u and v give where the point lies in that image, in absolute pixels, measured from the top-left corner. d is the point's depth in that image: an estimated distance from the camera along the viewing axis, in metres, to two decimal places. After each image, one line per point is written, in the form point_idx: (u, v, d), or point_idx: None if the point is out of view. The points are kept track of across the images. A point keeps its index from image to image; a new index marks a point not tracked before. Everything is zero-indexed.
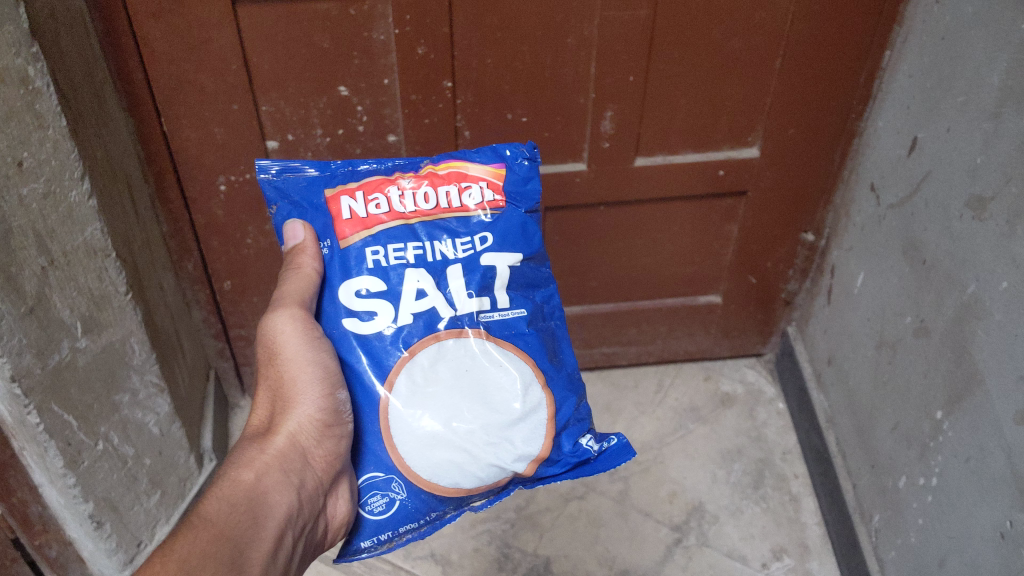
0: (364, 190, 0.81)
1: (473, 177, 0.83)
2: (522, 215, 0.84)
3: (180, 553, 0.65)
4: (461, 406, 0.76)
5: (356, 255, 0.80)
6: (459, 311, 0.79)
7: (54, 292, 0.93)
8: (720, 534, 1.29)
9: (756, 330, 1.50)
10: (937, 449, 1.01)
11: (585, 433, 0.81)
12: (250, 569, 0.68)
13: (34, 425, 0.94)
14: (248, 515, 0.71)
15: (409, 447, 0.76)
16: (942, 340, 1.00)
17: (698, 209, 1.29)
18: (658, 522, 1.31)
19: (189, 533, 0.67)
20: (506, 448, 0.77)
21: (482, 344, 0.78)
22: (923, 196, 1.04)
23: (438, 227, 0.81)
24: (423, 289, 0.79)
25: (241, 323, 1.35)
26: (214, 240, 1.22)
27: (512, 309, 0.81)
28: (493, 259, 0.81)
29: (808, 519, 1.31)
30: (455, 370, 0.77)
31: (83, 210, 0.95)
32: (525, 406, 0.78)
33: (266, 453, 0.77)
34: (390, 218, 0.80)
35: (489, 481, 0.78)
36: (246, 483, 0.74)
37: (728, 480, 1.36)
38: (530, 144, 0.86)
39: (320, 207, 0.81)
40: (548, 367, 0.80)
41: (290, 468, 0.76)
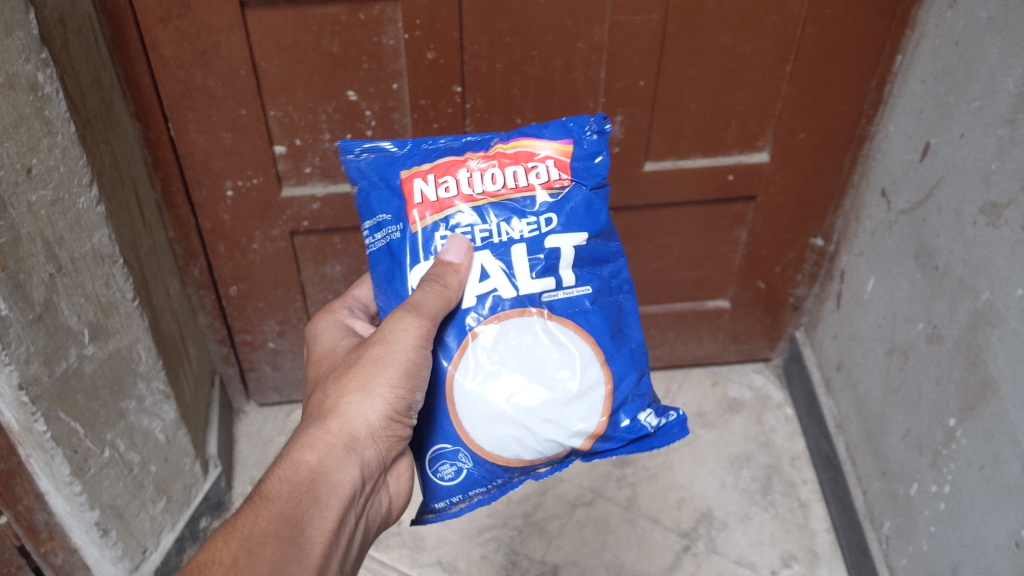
0: (436, 172, 0.80)
1: (540, 155, 0.81)
2: (587, 193, 0.81)
3: (244, 532, 0.69)
4: (520, 384, 0.76)
5: (427, 238, 0.79)
6: (521, 291, 0.78)
7: (62, 298, 0.92)
8: (728, 540, 1.28)
9: (764, 335, 1.49)
10: (950, 457, 1.01)
11: (644, 408, 0.81)
12: (311, 550, 0.70)
13: (40, 432, 0.94)
14: (309, 496, 0.72)
15: (472, 422, 0.77)
16: (955, 347, 0.99)
17: (706, 214, 1.28)
18: (666, 528, 1.30)
19: (251, 515, 0.70)
20: (563, 425, 0.77)
21: (544, 323, 0.78)
22: (935, 202, 1.03)
23: (505, 209, 0.79)
24: (486, 269, 0.79)
25: (246, 328, 1.34)
26: (221, 246, 1.21)
27: (576, 287, 0.80)
28: (557, 241, 0.79)
29: (817, 525, 1.30)
30: (517, 349, 0.77)
31: (91, 216, 0.94)
32: (582, 387, 0.77)
33: (330, 433, 0.75)
34: (460, 201, 0.79)
35: (549, 454, 0.78)
36: (308, 464, 0.74)
37: (736, 486, 1.36)
38: (602, 116, 0.83)
39: (395, 188, 0.81)
40: (608, 345, 0.79)
41: (351, 446, 0.75)
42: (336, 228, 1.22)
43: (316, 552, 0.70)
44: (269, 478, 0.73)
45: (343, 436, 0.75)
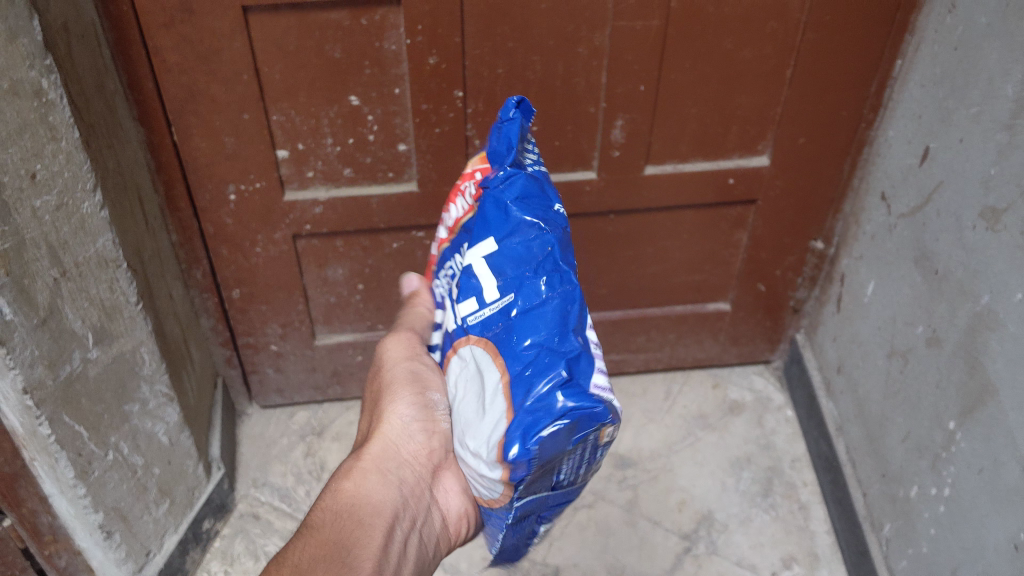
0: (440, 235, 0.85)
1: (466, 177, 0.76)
2: (492, 195, 0.70)
3: (301, 552, 0.68)
4: (467, 412, 0.69)
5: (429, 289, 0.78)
6: (466, 317, 0.71)
7: (66, 303, 0.92)
8: (729, 542, 1.29)
9: (764, 337, 1.50)
10: (949, 460, 1.01)
11: (547, 427, 0.59)
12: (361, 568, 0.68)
13: (45, 436, 0.94)
14: (351, 519, 0.73)
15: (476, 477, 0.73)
16: (955, 350, 1.00)
17: (706, 217, 1.29)
18: (667, 530, 1.30)
19: (303, 536, 0.70)
20: (477, 447, 0.66)
21: (472, 351, 0.70)
22: (935, 206, 1.04)
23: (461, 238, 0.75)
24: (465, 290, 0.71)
25: (249, 331, 1.35)
26: (223, 249, 1.22)
27: (495, 301, 0.68)
28: (472, 258, 0.71)
29: (817, 527, 1.30)
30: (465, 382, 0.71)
31: (95, 221, 0.94)
32: (490, 415, 0.65)
33: (363, 459, 0.79)
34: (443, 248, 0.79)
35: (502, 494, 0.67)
36: (346, 490, 0.76)
37: (737, 488, 1.36)
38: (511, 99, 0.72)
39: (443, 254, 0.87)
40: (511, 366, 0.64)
41: (386, 467, 0.79)
42: (339, 232, 1.22)
43: (371, 549, 0.70)
44: (315, 509, 0.73)
45: (379, 460, 0.79)
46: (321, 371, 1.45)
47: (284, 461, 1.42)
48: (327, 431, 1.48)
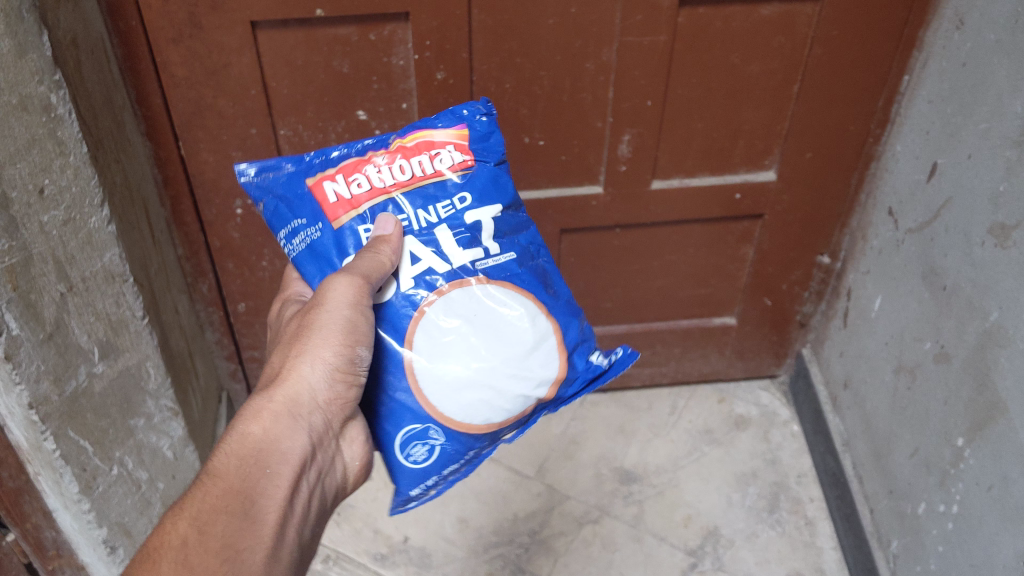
0: (343, 172, 0.79)
1: (440, 142, 0.81)
2: (492, 168, 0.82)
3: (190, 513, 0.65)
4: (478, 348, 0.76)
5: (347, 233, 0.77)
6: (454, 264, 0.77)
7: (72, 317, 0.92)
8: (735, 558, 1.28)
9: (770, 352, 1.49)
10: (958, 476, 1.01)
11: (592, 350, 0.83)
12: (264, 519, 0.66)
13: (50, 451, 0.94)
14: (259, 468, 0.68)
15: (438, 395, 0.76)
16: (963, 367, 1.00)
17: (714, 231, 1.29)
18: (673, 546, 1.30)
19: (198, 493, 0.66)
20: (527, 377, 0.77)
21: (484, 289, 0.77)
22: (943, 221, 1.04)
23: (419, 195, 0.79)
24: (415, 253, 0.77)
25: (254, 344, 1.34)
26: (229, 263, 1.21)
27: (502, 253, 0.79)
28: (476, 215, 0.79)
29: (823, 543, 1.30)
30: (463, 316, 0.76)
31: (102, 236, 0.94)
32: (536, 333, 0.78)
33: (275, 400, 0.71)
34: (374, 194, 0.78)
35: (517, 412, 0.78)
36: (255, 435, 0.70)
37: (743, 503, 1.36)
38: (484, 101, 0.84)
39: (304, 196, 0.79)
40: (548, 298, 0.80)
41: (298, 412, 0.71)
42: None
43: (268, 524, 0.67)
44: (215, 452, 0.69)
45: (290, 401, 0.71)
46: None
47: None
48: None
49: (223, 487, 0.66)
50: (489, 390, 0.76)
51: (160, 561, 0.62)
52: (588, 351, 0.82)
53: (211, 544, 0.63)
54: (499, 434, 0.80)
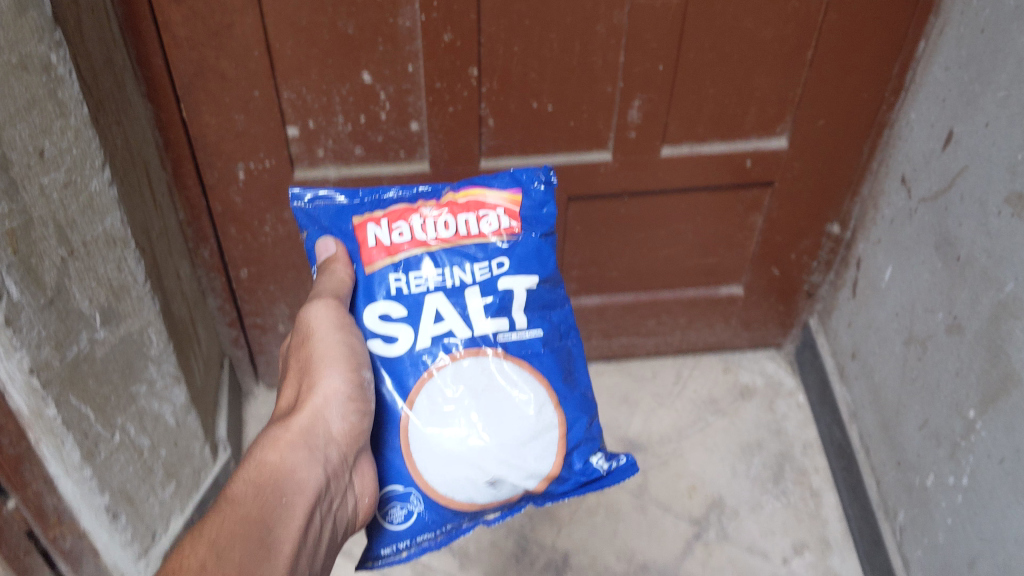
0: (389, 218, 0.83)
1: (491, 204, 0.84)
2: (537, 239, 0.84)
3: (207, 538, 0.66)
4: (478, 424, 0.79)
5: (379, 279, 0.81)
6: (476, 332, 0.81)
7: (73, 283, 0.90)
8: (740, 528, 1.28)
9: (776, 322, 1.48)
10: (968, 449, 1.00)
11: (595, 451, 0.84)
12: (280, 547, 0.69)
13: (51, 417, 0.93)
14: (275, 496, 0.71)
15: (427, 462, 0.79)
16: (976, 339, 0.98)
17: (722, 200, 1.27)
18: (677, 516, 1.30)
19: (217, 518, 0.68)
20: (519, 467, 0.80)
21: (499, 362, 0.81)
22: (958, 191, 1.02)
23: (457, 253, 0.82)
24: (441, 312, 0.81)
25: (256, 311, 1.33)
26: (232, 228, 1.20)
27: (529, 330, 0.83)
28: (509, 284, 0.82)
29: (829, 514, 1.30)
30: (468, 388, 0.80)
31: (103, 199, 0.92)
32: (537, 422, 0.81)
33: (290, 431, 0.76)
34: (412, 246, 0.82)
35: (502, 498, 0.81)
36: (272, 464, 0.74)
37: (748, 473, 1.35)
38: (545, 167, 0.86)
39: (348, 232, 0.84)
40: (562, 388, 0.83)
41: (313, 443, 0.76)
42: None
43: (284, 553, 0.69)
44: (233, 481, 0.72)
45: (305, 432, 0.76)
46: None
47: None
48: None
49: (240, 514, 0.69)
50: (478, 468, 0.79)
51: None
52: (590, 452, 0.84)
53: (230, 568, 0.64)
54: (480, 515, 0.83)
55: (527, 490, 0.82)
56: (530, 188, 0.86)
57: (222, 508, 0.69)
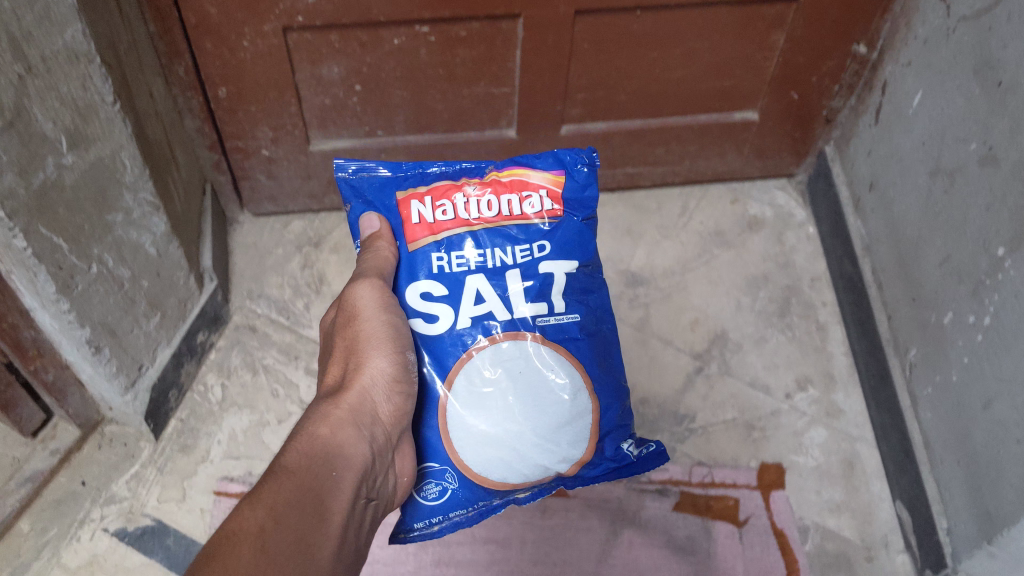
0: (432, 195, 0.84)
1: (534, 185, 0.85)
2: (579, 223, 0.85)
3: (265, 502, 0.63)
4: (515, 406, 0.80)
5: (421, 257, 0.83)
6: (515, 314, 0.82)
7: (34, 104, 0.82)
8: (743, 363, 1.26)
9: (790, 150, 1.41)
10: (993, 287, 0.95)
11: (627, 438, 0.84)
12: (332, 521, 0.67)
13: (21, 249, 0.86)
14: (326, 468, 0.70)
15: (463, 442, 0.80)
16: (1013, 172, 0.92)
17: (743, 17, 1.17)
18: (679, 350, 1.27)
19: (273, 482, 0.66)
20: (552, 450, 0.80)
21: (537, 346, 0.81)
22: (1007, 8, 0.93)
23: (498, 235, 0.83)
24: (482, 294, 0.82)
25: (238, 134, 1.25)
26: (207, 44, 1.10)
27: (568, 314, 0.83)
28: (550, 267, 0.83)
29: (835, 348, 1.27)
30: (506, 370, 0.80)
31: (61, 9, 0.83)
32: (572, 407, 0.81)
33: (340, 407, 0.76)
34: (454, 224, 0.83)
35: (536, 479, 0.81)
36: (322, 437, 0.73)
37: (753, 307, 1.31)
38: (589, 150, 0.86)
39: (392, 208, 0.85)
40: (597, 374, 0.82)
41: (361, 422, 0.76)
42: (335, 24, 1.10)
43: (336, 528, 0.67)
44: (285, 451, 0.70)
45: (353, 410, 0.76)
46: (316, 180, 1.37)
47: (280, 272, 1.39)
48: (324, 242, 1.43)
49: (295, 482, 0.67)
50: (513, 452, 0.79)
51: (240, 542, 0.59)
52: (621, 440, 0.83)
53: (287, 536, 0.62)
54: (513, 494, 0.82)
55: (560, 474, 0.82)
56: (571, 170, 0.86)
57: (278, 473, 0.67)
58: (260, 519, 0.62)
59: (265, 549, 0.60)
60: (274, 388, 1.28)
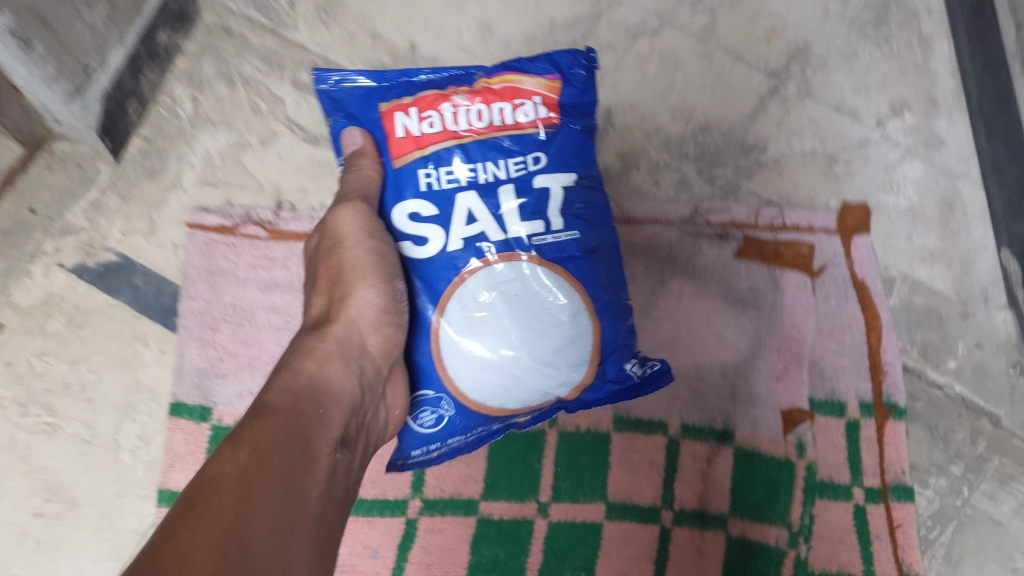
0: (419, 106, 0.74)
1: (527, 92, 0.75)
2: (577, 132, 0.77)
3: (248, 443, 0.57)
4: (512, 331, 0.72)
5: (409, 174, 0.74)
6: (509, 234, 0.72)
7: None
8: (827, 83, 1.02)
9: None
10: None
11: (631, 357, 0.76)
12: (322, 457, 0.61)
13: None
14: (313, 403, 0.64)
15: (458, 367, 0.73)
16: None
17: None
18: (751, 67, 1.02)
19: (254, 421, 0.59)
20: (551, 374, 0.73)
21: (534, 268, 0.72)
22: None
23: (491, 147, 0.74)
24: (474, 213, 0.73)
25: None
26: None
27: (566, 231, 0.73)
28: (546, 181, 0.74)
29: (939, 67, 1.03)
30: (502, 294, 0.72)
31: None
32: (569, 330, 0.73)
33: (325, 342, 0.70)
34: (443, 137, 0.73)
35: (534, 404, 0.74)
36: (308, 372, 0.66)
37: (844, 16, 1.04)
38: (584, 52, 0.78)
39: (376, 121, 0.75)
40: (597, 295, 0.74)
41: (349, 356, 0.69)
42: None
43: (325, 462, 0.61)
44: (268, 388, 0.64)
45: (340, 347, 0.70)
46: None
47: None
48: None
49: (280, 420, 0.60)
50: (509, 379, 0.72)
51: (223, 488, 0.53)
52: (622, 359, 0.75)
53: (274, 474, 0.56)
54: (513, 418, 0.76)
55: (560, 398, 0.75)
56: (564, 73, 0.77)
57: (259, 413, 0.60)
58: (242, 462, 0.55)
59: (254, 489, 0.53)
60: (256, 106, 1.03)
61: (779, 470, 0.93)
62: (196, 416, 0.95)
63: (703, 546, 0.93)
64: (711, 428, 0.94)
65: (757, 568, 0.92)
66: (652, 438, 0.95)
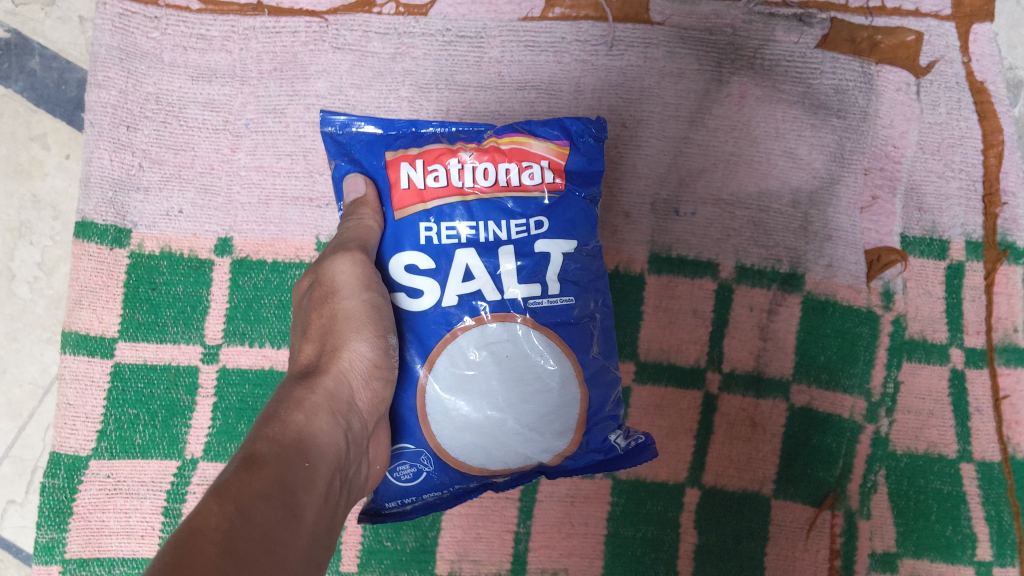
0: (423, 153, 0.56)
1: (532, 157, 0.56)
2: (583, 204, 0.57)
3: (233, 497, 0.41)
4: (500, 395, 0.53)
5: (404, 227, 0.56)
6: (506, 293, 0.54)
7: None
8: None
9: None
10: None
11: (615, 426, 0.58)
12: (307, 519, 0.44)
13: None
14: (301, 459, 0.47)
15: (438, 421, 0.54)
16: None
17: None
18: None
19: (237, 473, 0.43)
20: (535, 438, 0.54)
21: (528, 331, 0.54)
22: None
23: (492, 207, 0.55)
24: (470, 268, 0.55)
25: None
26: None
27: (564, 295, 0.55)
28: (549, 246, 0.55)
29: None
30: (494, 353, 0.54)
31: None
32: (561, 398, 0.54)
33: (315, 392, 0.51)
34: (444, 192, 0.55)
35: (512, 468, 0.56)
36: (295, 425, 0.48)
37: None
38: (600, 120, 0.58)
39: (377, 169, 0.58)
40: (590, 362, 0.55)
41: (338, 409, 0.51)
42: None
43: (310, 530, 0.44)
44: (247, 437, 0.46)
45: (330, 396, 0.52)
46: None
47: None
48: None
49: (265, 472, 0.44)
50: (497, 444, 0.54)
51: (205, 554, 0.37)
52: (608, 428, 0.57)
53: (258, 542, 0.40)
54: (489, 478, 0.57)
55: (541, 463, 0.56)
56: (577, 143, 0.57)
57: (238, 466, 0.44)
58: (220, 525, 0.39)
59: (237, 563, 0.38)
60: None
61: (858, 324, 0.73)
62: (108, 241, 0.73)
63: (758, 419, 0.73)
64: (773, 270, 0.73)
65: (825, 448, 0.73)
66: (698, 283, 0.73)
